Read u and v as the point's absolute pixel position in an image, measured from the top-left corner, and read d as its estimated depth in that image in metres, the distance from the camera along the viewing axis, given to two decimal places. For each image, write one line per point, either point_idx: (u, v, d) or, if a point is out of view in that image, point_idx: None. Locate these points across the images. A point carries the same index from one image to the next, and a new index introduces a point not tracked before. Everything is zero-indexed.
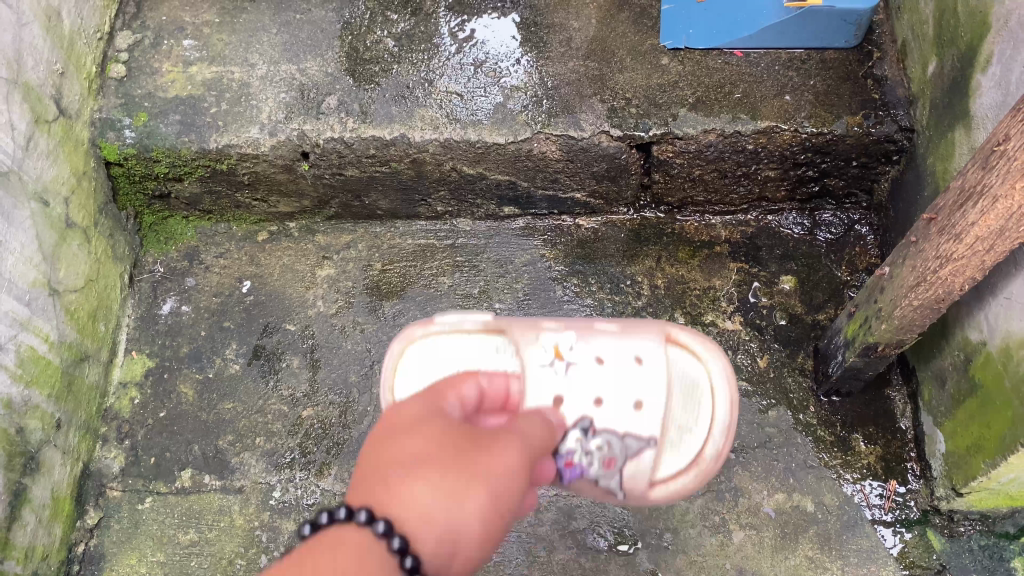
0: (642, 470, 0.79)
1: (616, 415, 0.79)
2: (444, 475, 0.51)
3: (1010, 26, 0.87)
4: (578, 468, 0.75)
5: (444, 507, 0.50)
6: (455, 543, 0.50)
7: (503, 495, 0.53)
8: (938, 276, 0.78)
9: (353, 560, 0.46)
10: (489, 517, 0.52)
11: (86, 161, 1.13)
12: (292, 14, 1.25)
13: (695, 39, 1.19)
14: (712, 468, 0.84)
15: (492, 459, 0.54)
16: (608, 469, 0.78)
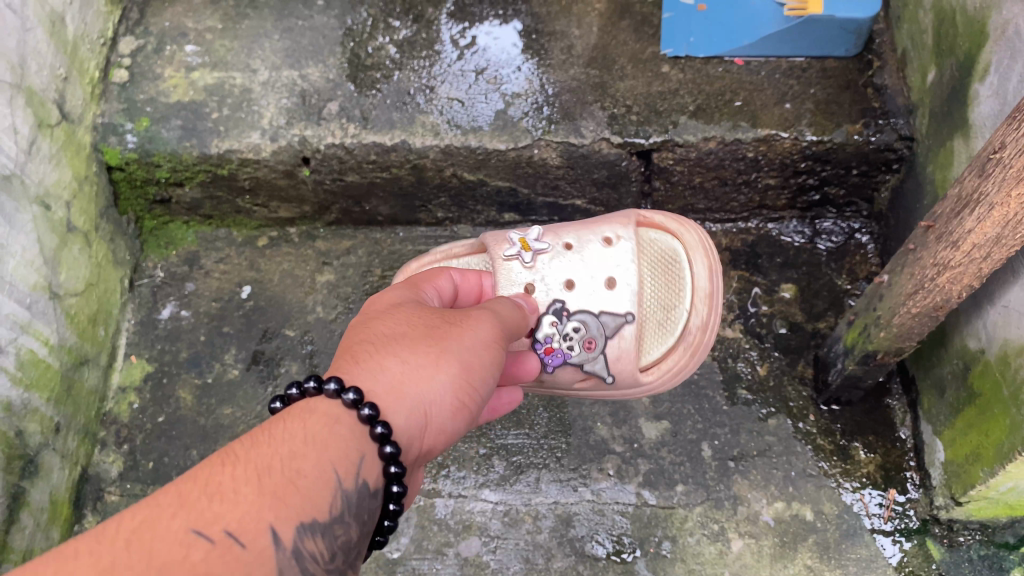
0: (623, 345, 0.97)
1: (590, 294, 0.97)
2: (412, 355, 0.68)
3: (1008, 35, 0.87)
4: (560, 353, 0.95)
5: (410, 381, 0.66)
6: (426, 415, 0.67)
7: (465, 367, 0.69)
8: (935, 284, 0.78)
9: (325, 428, 0.61)
10: (447, 388, 0.68)
11: (88, 165, 1.14)
12: (294, 21, 1.25)
13: (696, 47, 1.20)
14: (707, 340, 1.00)
15: (453, 339, 0.71)
16: (589, 348, 0.96)
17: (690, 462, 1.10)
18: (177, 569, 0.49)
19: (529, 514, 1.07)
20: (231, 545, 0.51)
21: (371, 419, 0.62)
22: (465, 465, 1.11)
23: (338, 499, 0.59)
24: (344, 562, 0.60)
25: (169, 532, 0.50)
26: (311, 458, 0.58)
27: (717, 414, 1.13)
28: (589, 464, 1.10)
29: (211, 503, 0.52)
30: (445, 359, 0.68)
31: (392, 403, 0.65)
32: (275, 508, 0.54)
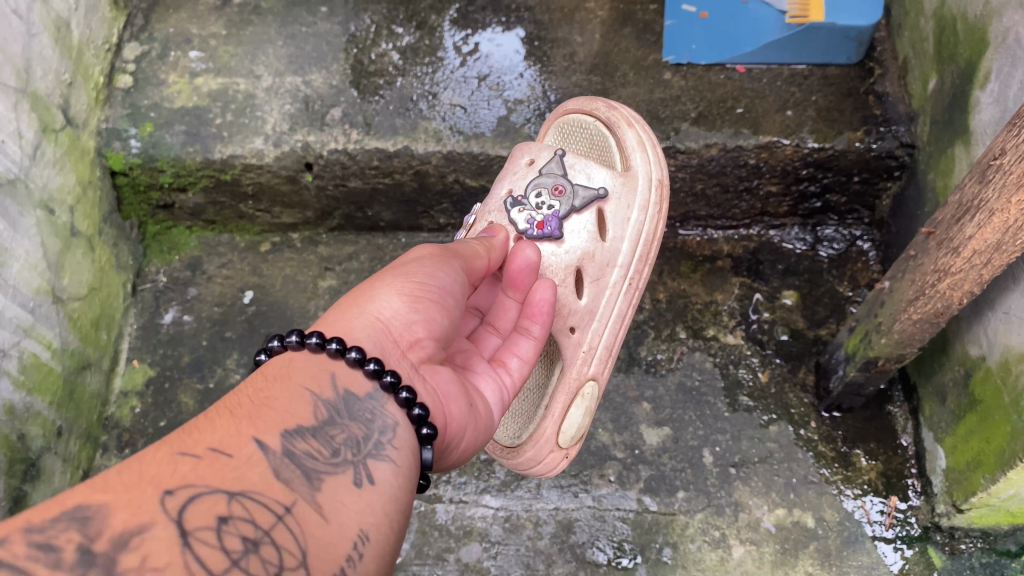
0: (580, 167, 0.97)
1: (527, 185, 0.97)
2: (343, 300, 0.73)
3: (1008, 42, 0.88)
4: (550, 218, 0.94)
5: (347, 311, 0.71)
6: (384, 324, 0.71)
7: (399, 275, 0.75)
8: (936, 290, 0.79)
9: (283, 368, 0.64)
10: (389, 292, 0.73)
11: (92, 170, 1.14)
12: (298, 27, 1.26)
13: (697, 54, 1.20)
14: (649, 138, 0.98)
15: (381, 273, 0.77)
16: (558, 189, 0.95)
17: (691, 468, 1.09)
18: (170, 477, 0.49)
19: (530, 520, 1.07)
20: (217, 456, 0.52)
21: (321, 344, 0.65)
22: (466, 470, 1.11)
23: (321, 406, 0.61)
24: (356, 458, 0.60)
25: (155, 456, 0.51)
26: (281, 389, 0.61)
27: (718, 420, 1.13)
28: (590, 470, 1.10)
29: (190, 433, 0.54)
30: (378, 280, 0.75)
31: (343, 326, 0.69)
32: (254, 425, 0.56)
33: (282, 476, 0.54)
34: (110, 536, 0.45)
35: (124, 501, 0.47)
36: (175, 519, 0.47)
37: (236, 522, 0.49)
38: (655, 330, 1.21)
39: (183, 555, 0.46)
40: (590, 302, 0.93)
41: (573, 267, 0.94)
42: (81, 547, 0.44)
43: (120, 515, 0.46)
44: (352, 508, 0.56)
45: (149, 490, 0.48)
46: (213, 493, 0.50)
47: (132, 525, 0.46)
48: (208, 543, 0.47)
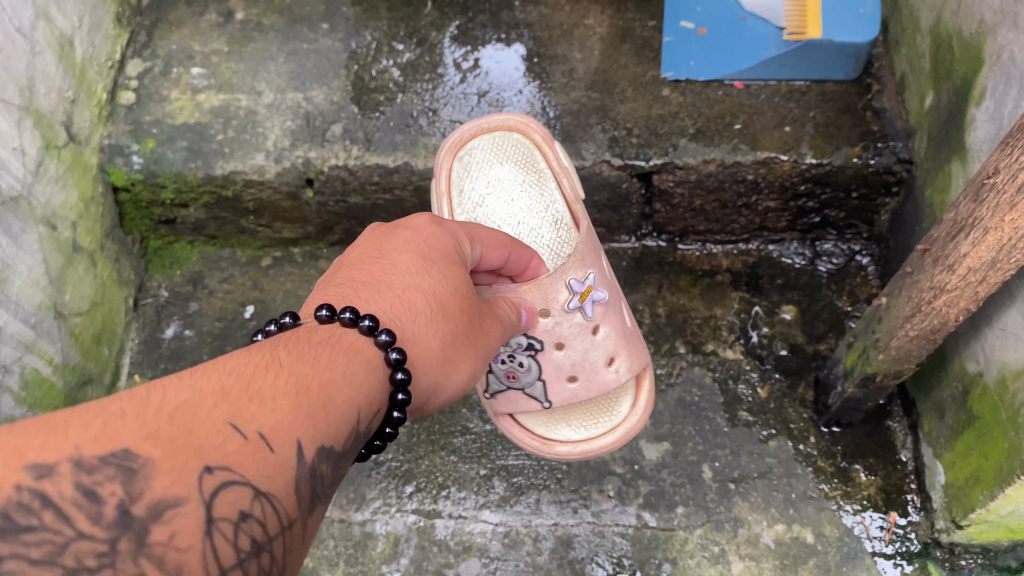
0: (514, 399, 1.00)
1: (557, 366, 0.98)
2: (449, 340, 0.65)
3: (1003, 61, 0.88)
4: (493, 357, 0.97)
5: (437, 372, 0.64)
6: (431, 397, 0.65)
7: (477, 374, 0.69)
8: (932, 307, 0.79)
9: (365, 376, 0.56)
10: (456, 386, 0.67)
11: (94, 186, 1.15)
12: (300, 44, 1.27)
13: (696, 70, 1.21)
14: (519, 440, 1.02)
15: (477, 346, 0.68)
16: (507, 379, 0.98)
17: (691, 483, 1.09)
18: (216, 449, 0.45)
19: (529, 536, 1.07)
20: (263, 447, 0.47)
21: (400, 384, 0.58)
22: (465, 486, 1.11)
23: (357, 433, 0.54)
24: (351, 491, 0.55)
25: (209, 420, 0.45)
26: (343, 387, 0.54)
27: (717, 436, 1.13)
28: (590, 486, 1.10)
29: (252, 402, 0.48)
30: (471, 356, 0.67)
31: (419, 370, 0.62)
32: (307, 421, 0.49)
33: (308, 489, 0.49)
34: (148, 500, 0.42)
35: (170, 462, 0.43)
36: (208, 502, 0.43)
37: (253, 523, 0.45)
38: (654, 344, 1.21)
39: (204, 543, 0.43)
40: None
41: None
42: (121, 505, 0.42)
43: (161, 479, 0.43)
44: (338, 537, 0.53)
45: (192, 461, 0.44)
46: (245, 485, 0.45)
47: (171, 495, 0.42)
48: (226, 538, 0.44)
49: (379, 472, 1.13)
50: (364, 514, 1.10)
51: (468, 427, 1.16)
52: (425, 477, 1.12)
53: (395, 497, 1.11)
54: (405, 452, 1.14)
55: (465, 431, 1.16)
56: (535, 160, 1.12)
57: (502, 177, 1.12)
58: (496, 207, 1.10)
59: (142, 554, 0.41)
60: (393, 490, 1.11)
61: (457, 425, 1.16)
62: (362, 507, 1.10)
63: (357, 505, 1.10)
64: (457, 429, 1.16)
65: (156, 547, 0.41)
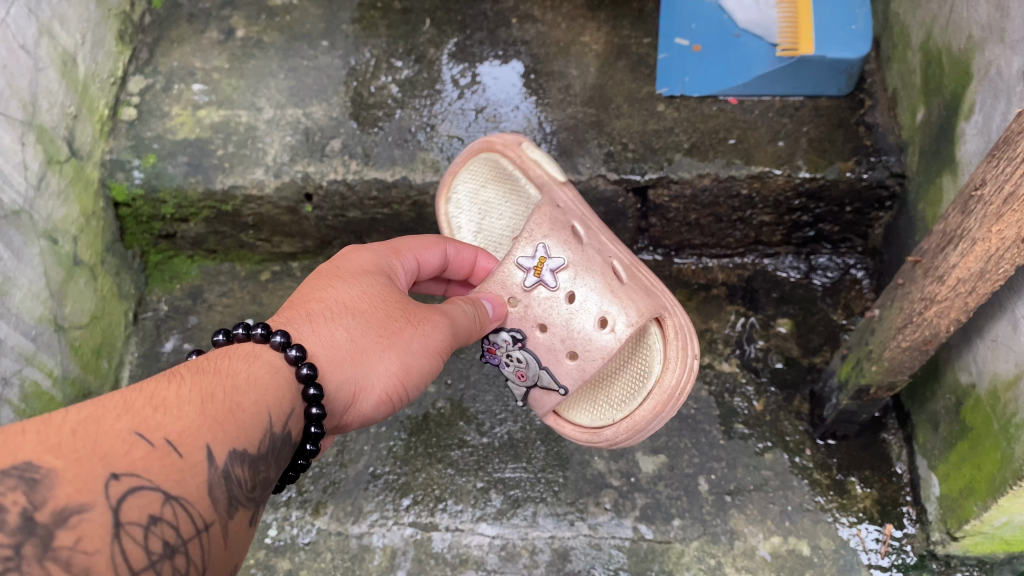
0: (541, 398, 0.90)
1: (552, 345, 0.87)
2: (360, 336, 0.73)
3: (991, 76, 0.90)
4: (495, 361, 0.91)
5: (349, 366, 0.71)
6: (355, 393, 0.72)
7: (404, 367, 0.75)
8: (923, 317, 0.80)
9: (264, 372, 0.64)
10: (378, 380, 0.73)
11: (95, 201, 1.16)
12: (299, 61, 1.29)
13: (690, 86, 1.22)
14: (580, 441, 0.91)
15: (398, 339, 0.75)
16: (519, 380, 0.90)
17: (687, 496, 1.10)
18: (120, 458, 0.49)
19: (526, 549, 1.07)
20: (169, 452, 0.52)
21: (307, 379, 0.65)
22: (462, 498, 1.11)
23: (267, 438, 0.61)
24: (264, 496, 0.60)
25: (112, 430, 0.50)
26: (248, 392, 0.61)
27: (713, 448, 1.13)
28: (587, 498, 1.10)
29: (155, 413, 0.53)
30: (389, 348, 0.74)
31: (329, 366, 0.70)
32: (211, 428, 0.55)
33: (218, 491, 0.54)
34: (52, 507, 0.46)
35: (73, 471, 0.47)
36: (114, 508, 0.47)
37: (163, 526, 0.50)
38: None
39: (112, 546, 0.47)
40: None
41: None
42: (25, 513, 0.45)
43: (64, 488, 0.46)
44: (244, 543, 0.58)
45: (98, 469, 0.48)
46: (154, 490, 0.50)
47: (76, 501, 0.46)
48: (135, 539, 0.48)
49: (377, 484, 1.13)
50: (361, 527, 1.10)
51: (465, 440, 1.16)
52: (422, 489, 1.13)
53: (393, 510, 1.11)
54: (402, 465, 1.15)
55: (462, 444, 1.16)
56: (501, 168, 1.03)
57: (490, 199, 1.05)
58: (495, 231, 1.04)
59: (49, 557, 0.44)
60: (390, 503, 1.12)
61: (455, 438, 1.17)
62: (360, 520, 1.10)
63: (354, 518, 1.11)
64: (455, 442, 1.16)
65: (62, 551, 0.45)
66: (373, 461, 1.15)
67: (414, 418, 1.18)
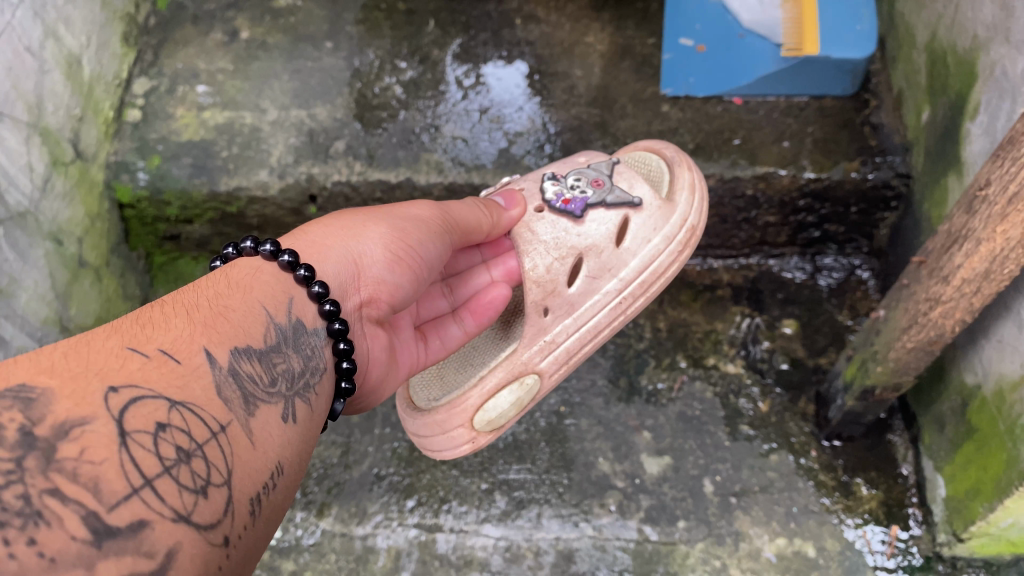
0: (629, 175, 0.96)
1: (570, 166, 0.99)
2: (337, 227, 0.82)
3: (996, 75, 0.89)
4: (579, 200, 0.95)
5: (338, 244, 0.80)
6: (360, 264, 0.81)
7: (392, 233, 0.84)
8: (929, 318, 0.80)
9: (243, 266, 0.71)
10: (375, 246, 0.82)
11: (100, 203, 1.16)
12: (303, 62, 1.29)
13: (695, 87, 1.22)
14: (701, 187, 0.96)
15: (374, 217, 0.85)
16: (599, 184, 0.96)
17: (692, 497, 1.09)
18: (116, 374, 0.51)
19: (530, 551, 1.07)
20: (166, 360, 0.55)
21: (292, 263, 0.72)
22: (466, 500, 1.11)
23: (273, 331, 0.66)
24: (289, 391, 0.64)
25: (106, 348, 0.53)
26: (234, 295, 0.66)
27: (718, 449, 1.13)
28: (591, 500, 1.10)
29: (144, 330, 0.56)
30: (371, 222, 0.84)
31: (313, 251, 0.78)
32: (204, 333, 0.59)
33: (226, 393, 0.57)
34: (52, 422, 0.45)
35: (69, 389, 0.48)
36: (116, 418, 0.48)
37: (174, 431, 0.50)
38: (655, 359, 1.22)
39: (119, 454, 0.46)
40: (577, 294, 0.93)
41: (576, 250, 0.93)
42: (22, 429, 0.44)
43: (63, 404, 0.47)
44: (277, 441, 0.59)
45: (96, 383, 0.49)
46: (156, 399, 0.51)
47: (75, 415, 0.47)
48: (144, 446, 0.48)
49: (381, 486, 1.13)
50: (365, 528, 1.10)
51: None
52: (427, 491, 1.12)
53: (397, 511, 1.11)
54: (406, 466, 1.15)
55: None
56: None
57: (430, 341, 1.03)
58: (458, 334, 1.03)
59: (52, 469, 0.43)
60: (394, 504, 1.12)
61: None
62: (364, 522, 1.10)
63: (359, 519, 1.11)
64: None
65: (67, 462, 0.44)
66: (377, 462, 1.15)
67: None
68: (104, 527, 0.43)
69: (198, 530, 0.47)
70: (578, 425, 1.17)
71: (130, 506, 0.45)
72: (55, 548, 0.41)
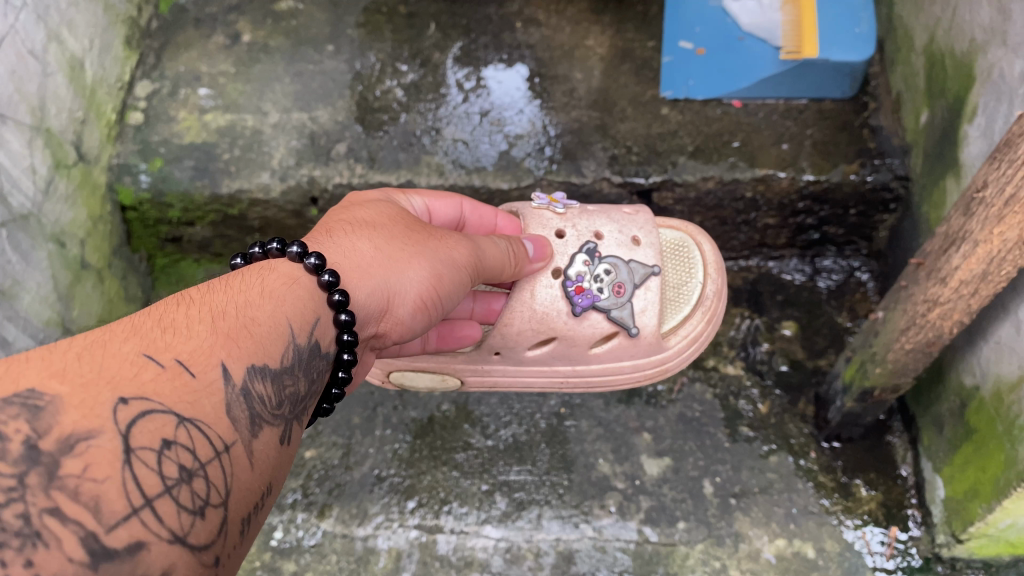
0: (650, 298, 0.95)
1: (619, 244, 0.97)
2: (385, 248, 0.78)
3: (993, 78, 0.90)
4: (591, 295, 0.95)
5: (380, 271, 0.76)
6: (390, 300, 0.77)
7: (433, 274, 0.79)
8: (926, 319, 0.80)
9: (279, 280, 0.68)
10: (412, 285, 0.78)
11: (103, 206, 1.17)
12: (305, 65, 1.29)
13: (695, 89, 1.23)
14: (704, 339, 1.00)
15: (422, 247, 0.80)
16: (620, 295, 0.95)
17: (692, 498, 1.10)
18: (128, 384, 0.50)
19: (530, 551, 1.07)
20: (180, 372, 0.54)
21: (330, 286, 0.69)
22: (467, 501, 1.12)
23: (292, 352, 0.64)
24: (292, 414, 0.63)
25: (121, 353, 0.53)
26: (262, 306, 0.64)
27: (718, 451, 1.13)
28: (591, 501, 1.10)
29: (163, 335, 0.56)
30: (416, 259, 0.79)
31: (356, 275, 0.74)
32: (224, 347, 0.58)
33: (235, 414, 0.56)
34: (57, 435, 0.46)
35: (78, 398, 0.48)
36: (122, 433, 0.48)
37: (179, 449, 0.50)
38: None
39: (122, 471, 0.47)
40: (531, 358, 0.98)
41: (554, 332, 0.95)
42: (28, 441, 0.45)
43: (70, 414, 0.47)
44: (275, 460, 0.59)
45: (106, 394, 0.49)
46: (165, 414, 0.51)
47: (82, 428, 0.47)
48: (147, 464, 0.48)
49: (382, 487, 1.14)
50: (366, 529, 1.10)
51: (470, 442, 1.17)
52: (428, 492, 1.13)
53: (397, 513, 1.11)
54: (407, 468, 1.15)
55: (467, 446, 1.17)
56: None
57: None
58: None
59: (54, 486, 0.44)
60: (395, 505, 1.12)
61: (460, 440, 1.17)
62: (365, 523, 1.11)
63: (360, 520, 1.11)
64: (460, 444, 1.17)
65: (69, 479, 0.45)
66: (378, 464, 1.16)
67: (420, 421, 1.19)
68: (101, 549, 0.44)
69: (190, 553, 0.48)
70: (579, 426, 1.17)
71: (127, 527, 0.45)
72: (51, 570, 0.42)
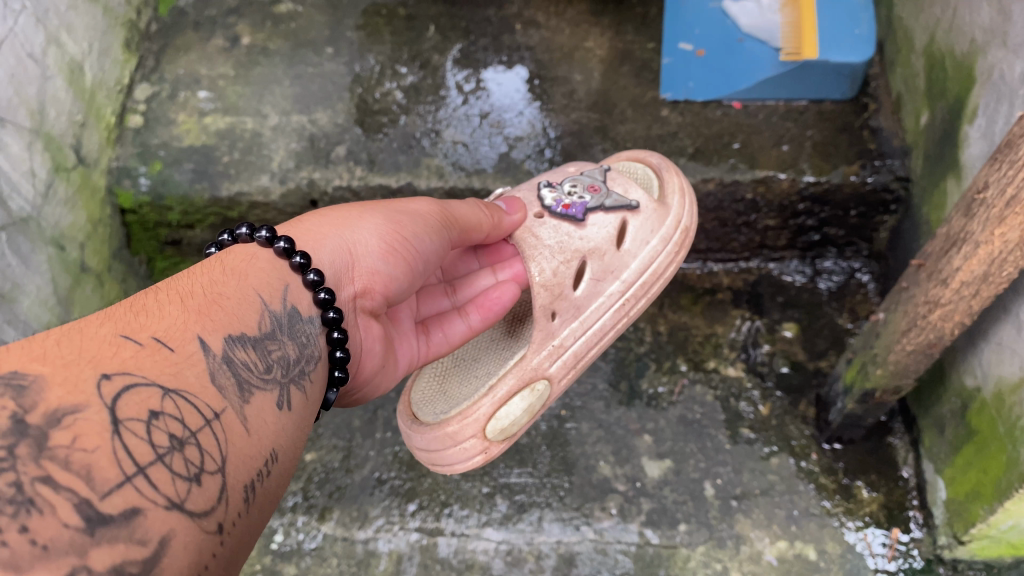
0: (623, 181, 0.97)
1: (563, 177, 0.99)
2: (333, 215, 0.81)
3: (994, 79, 0.90)
4: (578, 204, 0.94)
5: (332, 230, 0.79)
6: (352, 252, 0.79)
7: (388, 222, 0.83)
8: (928, 321, 0.80)
9: (236, 253, 0.70)
10: (368, 235, 0.81)
11: (102, 208, 1.17)
12: (304, 68, 1.29)
13: (695, 91, 1.23)
14: (689, 190, 0.98)
15: (370, 208, 0.84)
16: (594, 189, 0.96)
17: (693, 500, 1.09)
18: (109, 362, 0.50)
19: (531, 554, 1.07)
20: (160, 348, 0.54)
21: (289, 251, 0.71)
22: (467, 503, 1.12)
23: (268, 319, 0.65)
24: (283, 380, 0.63)
25: (99, 336, 0.52)
26: (228, 281, 0.65)
27: (719, 453, 1.13)
28: (592, 503, 1.10)
29: (138, 318, 0.55)
30: (369, 214, 0.83)
31: (307, 235, 0.77)
32: (198, 322, 0.58)
33: (220, 382, 0.56)
34: (44, 410, 0.44)
35: (60, 377, 0.47)
36: (108, 406, 0.47)
37: (167, 419, 0.49)
38: (655, 363, 1.22)
39: (112, 442, 0.45)
40: (582, 298, 0.92)
41: (580, 253, 0.92)
42: (15, 416, 0.43)
43: (54, 391, 0.46)
44: (271, 428, 0.59)
45: (88, 371, 0.48)
46: (149, 386, 0.50)
47: (67, 403, 0.45)
48: (137, 434, 0.47)
49: (382, 490, 1.14)
50: (367, 532, 1.10)
51: None
52: (428, 495, 1.13)
53: (398, 515, 1.11)
54: (408, 470, 1.15)
55: None
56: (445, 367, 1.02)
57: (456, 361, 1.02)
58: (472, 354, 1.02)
59: (44, 457, 0.42)
60: (395, 508, 1.12)
61: None
62: (365, 525, 1.11)
63: (360, 523, 1.11)
64: None
65: (59, 450, 0.43)
66: (379, 467, 1.16)
67: None
68: (96, 515, 0.42)
69: (191, 518, 0.47)
70: (579, 428, 1.17)
71: (121, 495, 0.44)
72: (47, 536, 0.40)
